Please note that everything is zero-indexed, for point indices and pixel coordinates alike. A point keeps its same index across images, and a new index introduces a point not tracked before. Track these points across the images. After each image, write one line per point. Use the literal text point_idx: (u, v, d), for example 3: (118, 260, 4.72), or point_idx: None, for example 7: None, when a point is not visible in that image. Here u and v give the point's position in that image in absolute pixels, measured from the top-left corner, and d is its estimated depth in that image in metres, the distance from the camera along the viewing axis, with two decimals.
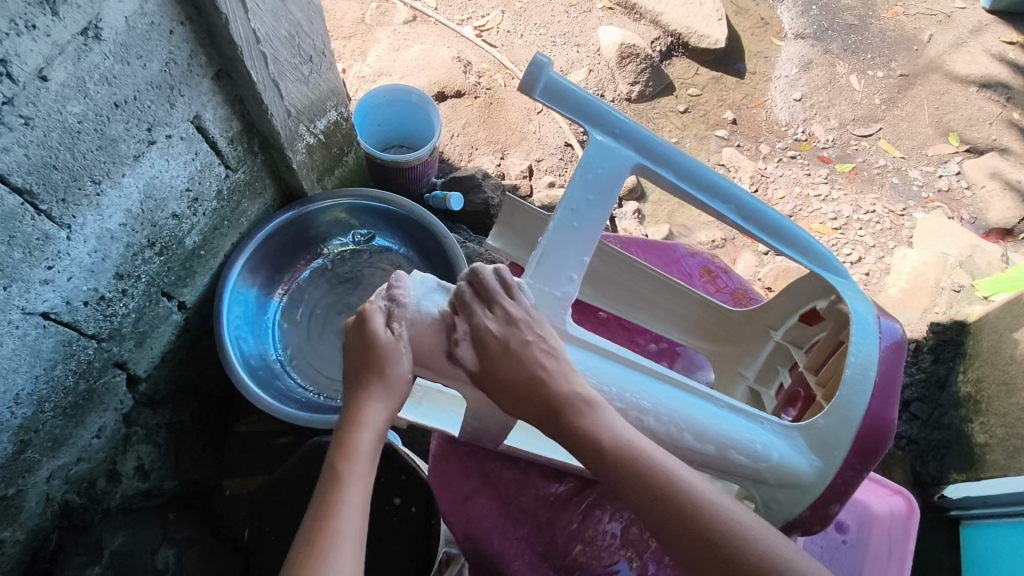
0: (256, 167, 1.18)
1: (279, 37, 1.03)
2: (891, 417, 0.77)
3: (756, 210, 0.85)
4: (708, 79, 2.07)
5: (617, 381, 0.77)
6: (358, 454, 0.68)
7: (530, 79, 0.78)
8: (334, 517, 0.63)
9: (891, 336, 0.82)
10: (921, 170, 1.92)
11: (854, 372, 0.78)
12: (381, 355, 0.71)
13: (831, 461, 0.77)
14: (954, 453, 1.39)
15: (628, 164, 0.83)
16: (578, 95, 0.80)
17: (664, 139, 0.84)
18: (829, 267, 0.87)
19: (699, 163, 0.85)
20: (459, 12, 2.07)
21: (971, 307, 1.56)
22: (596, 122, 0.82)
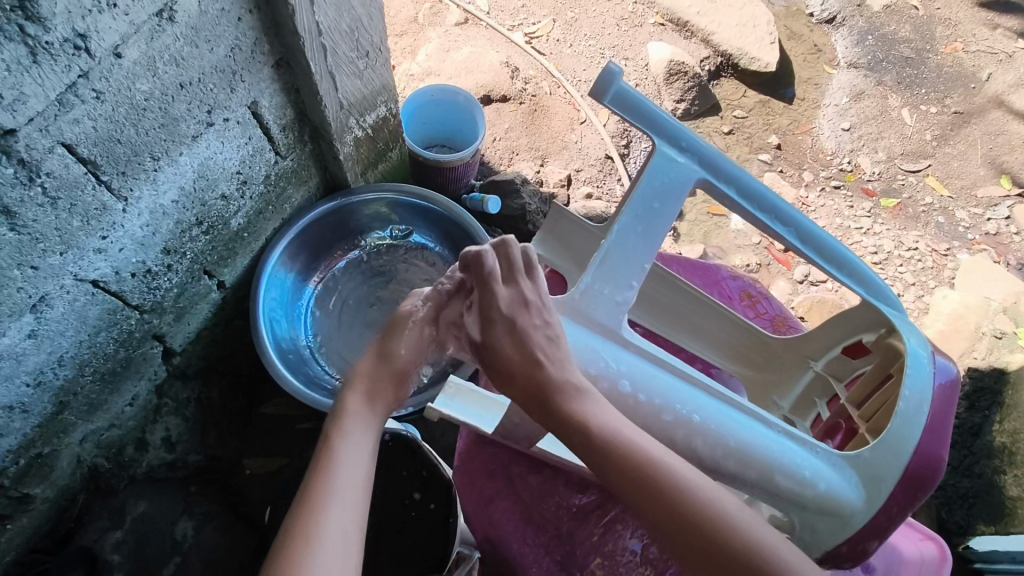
0: (304, 155, 1.20)
1: (339, 30, 1.05)
2: (942, 456, 0.76)
3: (816, 234, 0.84)
4: (755, 102, 2.05)
5: (670, 393, 0.76)
6: (349, 412, 0.74)
7: (602, 85, 0.78)
8: (326, 468, 0.68)
9: (945, 375, 0.80)
10: (968, 212, 1.87)
11: (908, 407, 0.77)
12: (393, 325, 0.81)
13: (877, 493, 0.76)
14: (984, 504, 1.33)
15: (691, 178, 0.83)
16: (648, 105, 0.80)
17: (728, 157, 0.84)
18: (884, 300, 0.86)
19: (762, 184, 0.85)
20: (510, 18, 2.09)
21: (1013, 355, 1.51)
22: (663, 134, 0.83)
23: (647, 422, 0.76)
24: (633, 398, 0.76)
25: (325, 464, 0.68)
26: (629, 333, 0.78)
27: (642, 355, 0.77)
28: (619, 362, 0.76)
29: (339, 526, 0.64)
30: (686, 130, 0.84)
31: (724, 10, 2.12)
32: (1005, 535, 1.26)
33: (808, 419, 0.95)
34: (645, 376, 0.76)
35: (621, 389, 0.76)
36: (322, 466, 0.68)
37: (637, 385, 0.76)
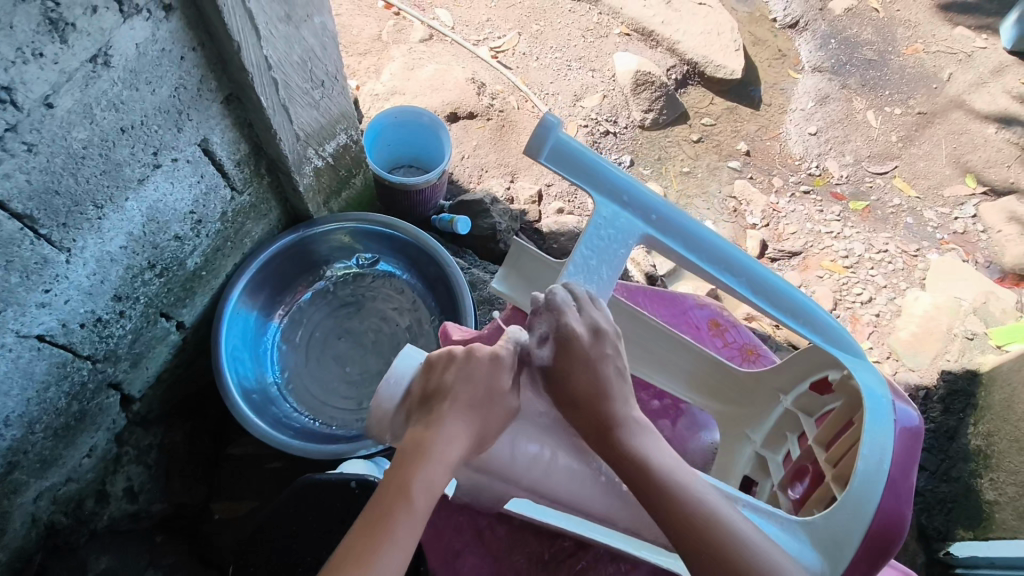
0: (262, 189, 1.17)
1: (290, 63, 1.03)
2: (904, 514, 0.73)
3: (768, 283, 0.82)
4: (723, 109, 2.06)
5: (620, 472, 0.80)
6: (432, 480, 0.63)
7: (538, 141, 0.76)
8: (384, 544, 0.58)
9: (906, 422, 0.77)
10: (936, 211, 1.89)
11: (866, 465, 0.73)
12: (486, 398, 0.70)
13: (839, 558, 0.72)
14: (962, 508, 1.34)
15: (635, 234, 0.82)
16: (586, 158, 0.78)
17: (673, 207, 0.83)
18: (839, 344, 0.83)
19: (715, 235, 0.83)
20: (475, 33, 2.07)
21: (984, 356, 1.53)
22: (603, 188, 0.81)
23: (599, 499, 0.81)
24: (580, 477, 0.81)
25: (378, 528, 0.59)
26: None
27: None
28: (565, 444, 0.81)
29: None
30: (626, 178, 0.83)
31: (688, 19, 2.12)
32: (985, 541, 1.25)
33: (778, 454, 0.94)
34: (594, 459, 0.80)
35: (569, 472, 0.81)
36: (379, 524, 0.59)
37: (591, 467, 0.80)
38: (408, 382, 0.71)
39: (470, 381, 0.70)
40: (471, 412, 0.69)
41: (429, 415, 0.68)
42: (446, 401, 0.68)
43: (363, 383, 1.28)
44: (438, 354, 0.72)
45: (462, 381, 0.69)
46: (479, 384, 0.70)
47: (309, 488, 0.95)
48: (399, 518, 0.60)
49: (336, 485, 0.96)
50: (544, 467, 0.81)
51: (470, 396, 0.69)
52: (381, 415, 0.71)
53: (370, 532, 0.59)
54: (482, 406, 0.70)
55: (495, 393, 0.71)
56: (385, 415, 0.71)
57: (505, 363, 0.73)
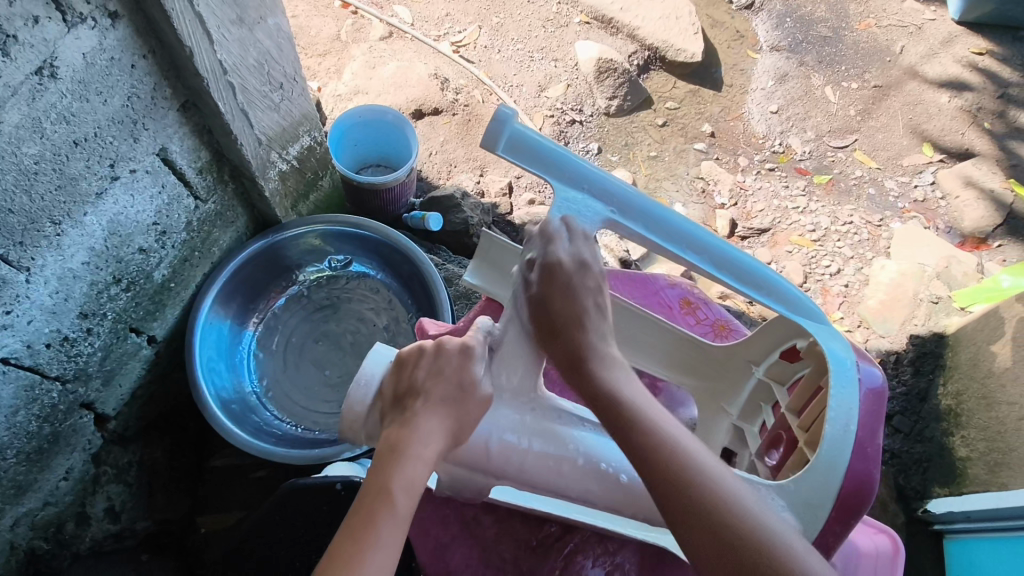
0: (227, 196, 1.15)
1: (246, 65, 1.01)
2: (874, 473, 0.75)
3: (731, 259, 0.84)
4: (685, 92, 2.08)
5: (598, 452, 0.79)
6: (411, 476, 0.63)
7: (493, 134, 0.77)
8: (368, 547, 0.58)
9: (871, 383, 0.79)
10: (896, 181, 1.93)
11: (835, 429, 0.75)
12: (461, 389, 0.70)
13: (814, 520, 0.74)
14: (936, 466, 1.39)
15: (597, 218, 0.82)
16: (543, 146, 0.79)
17: (634, 191, 0.84)
18: (803, 313, 0.84)
19: (679, 217, 0.84)
20: (435, 28, 2.06)
21: (948, 319, 1.57)
22: (563, 176, 0.81)
23: (576, 484, 0.79)
24: (559, 464, 0.78)
25: (361, 529, 0.59)
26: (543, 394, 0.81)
27: (550, 413, 0.80)
28: (540, 429, 0.79)
29: None
30: (590, 167, 0.83)
31: (647, 5, 2.14)
32: (958, 496, 1.30)
33: (755, 425, 0.96)
34: (569, 440, 0.79)
35: (547, 459, 0.78)
36: (362, 525, 0.59)
37: (569, 451, 0.79)
38: (378, 382, 0.73)
39: (440, 376, 0.70)
40: (444, 408, 0.68)
41: (404, 414, 0.68)
42: (418, 399, 0.68)
43: (344, 385, 1.27)
44: (407, 354, 0.72)
45: (433, 378, 0.70)
46: (449, 377, 0.70)
47: (292, 494, 0.94)
48: (383, 518, 0.60)
49: (322, 488, 0.94)
50: (520, 459, 0.78)
51: (442, 391, 0.69)
52: (354, 421, 0.72)
53: (353, 537, 0.58)
54: (454, 400, 0.69)
55: (467, 385, 0.70)
56: (358, 415, 0.72)
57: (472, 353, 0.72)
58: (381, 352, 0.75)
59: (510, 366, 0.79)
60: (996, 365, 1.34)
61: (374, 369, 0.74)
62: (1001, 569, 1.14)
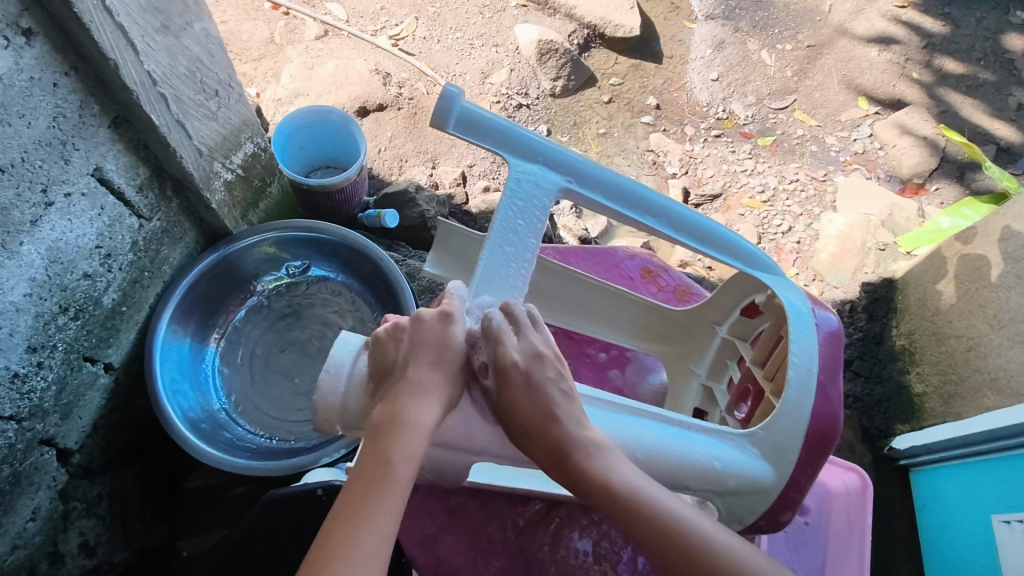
0: (172, 212, 1.12)
1: (177, 75, 0.98)
2: (839, 412, 0.78)
3: (686, 219, 0.85)
4: (627, 67, 2.10)
5: None
6: (405, 452, 0.62)
7: (443, 112, 0.78)
8: (365, 525, 0.58)
9: (827, 327, 0.82)
10: (836, 136, 2.00)
11: (797, 374, 0.78)
12: (445, 355, 0.69)
13: (784, 463, 0.77)
14: (896, 404, 1.46)
15: (554, 188, 0.84)
16: (491, 120, 0.80)
17: (587, 160, 0.85)
18: (759, 266, 0.87)
19: (633, 182, 0.85)
20: (371, 23, 2.03)
21: (897, 264, 1.65)
22: (516, 151, 0.83)
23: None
24: None
25: (358, 507, 0.59)
26: None
27: None
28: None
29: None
30: (542, 141, 0.85)
31: None
32: (920, 430, 1.35)
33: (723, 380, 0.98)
34: None
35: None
36: (359, 505, 0.59)
37: None
38: (350, 372, 0.72)
39: (426, 343, 0.69)
40: (432, 377, 0.68)
41: (398, 386, 0.67)
42: (409, 367, 0.68)
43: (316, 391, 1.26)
44: (393, 326, 0.71)
45: (417, 348, 0.69)
46: (435, 343, 0.69)
47: (273, 505, 0.93)
48: (383, 488, 0.60)
49: (303, 495, 0.94)
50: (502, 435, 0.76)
51: (428, 358, 0.68)
52: (332, 407, 0.72)
53: (352, 510, 0.59)
54: (441, 370, 0.68)
55: (452, 352, 0.70)
56: (336, 407, 0.72)
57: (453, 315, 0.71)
58: (350, 342, 0.74)
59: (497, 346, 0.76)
60: (943, 303, 1.40)
61: (345, 361, 0.73)
62: (965, 494, 1.21)
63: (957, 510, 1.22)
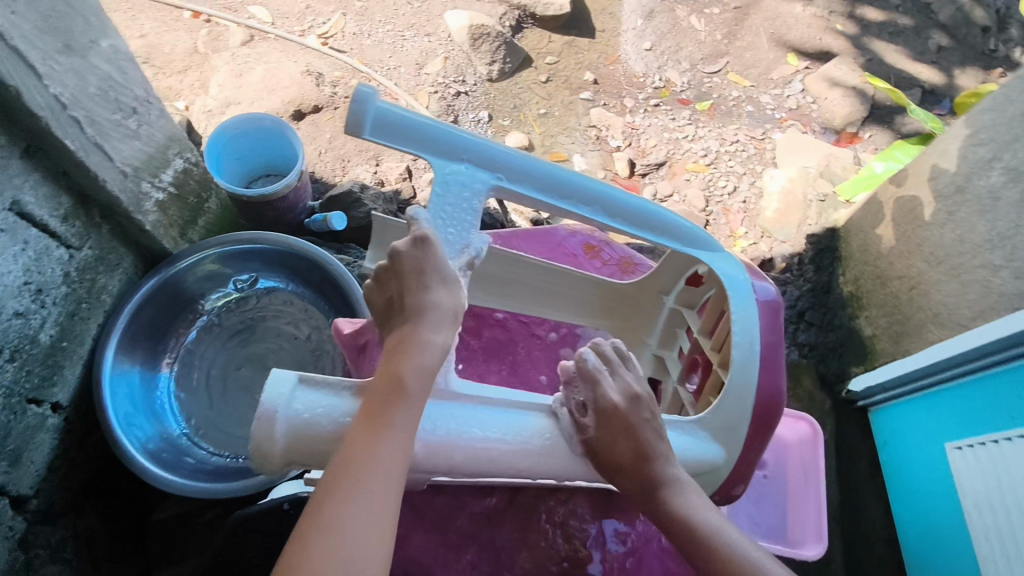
0: (103, 239, 1.08)
1: (89, 95, 0.94)
2: (780, 387, 0.81)
3: (620, 204, 0.86)
4: (562, 45, 2.09)
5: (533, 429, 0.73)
6: (411, 386, 0.65)
7: (356, 116, 0.75)
8: (378, 450, 0.61)
9: (766, 297, 0.86)
10: (770, 94, 2.04)
11: (741, 353, 0.81)
12: (434, 276, 0.72)
13: (733, 441, 0.80)
14: (849, 349, 1.52)
15: (482, 184, 0.81)
16: (410, 121, 0.77)
17: (515, 152, 0.83)
18: (696, 242, 0.89)
19: (564, 171, 0.84)
20: (298, 23, 1.97)
21: (838, 213, 1.72)
22: (439, 149, 0.80)
23: (519, 459, 0.71)
24: (491, 450, 0.70)
25: (373, 429, 0.62)
26: (464, 386, 0.72)
27: (480, 401, 0.72)
28: (484, 414, 0.71)
29: (365, 503, 0.59)
30: (467, 135, 0.82)
31: None
32: (872, 371, 1.41)
33: (674, 350, 1.02)
34: (499, 420, 0.72)
35: (489, 444, 0.70)
36: (374, 427, 0.63)
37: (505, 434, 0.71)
38: (282, 417, 0.65)
39: (422, 271, 0.72)
40: (430, 311, 0.71)
41: (407, 319, 0.71)
42: (408, 297, 0.72)
43: None
44: (387, 263, 0.74)
45: (413, 276, 0.72)
46: (431, 271, 0.72)
47: (240, 526, 0.92)
48: (400, 407, 0.64)
49: (266, 512, 0.92)
50: (450, 454, 0.69)
51: (421, 284, 0.72)
52: (269, 451, 0.65)
53: (370, 426, 0.63)
54: (431, 307, 0.71)
55: (446, 279, 0.73)
56: (273, 451, 0.65)
57: (432, 240, 0.73)
58: (274, 378, 0.66)
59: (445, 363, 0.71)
60: (883, 247, 1.46)
61: (276, 402, 0.65)
62: (920, 425, 1.26)
63: (913, 442, 1.28)
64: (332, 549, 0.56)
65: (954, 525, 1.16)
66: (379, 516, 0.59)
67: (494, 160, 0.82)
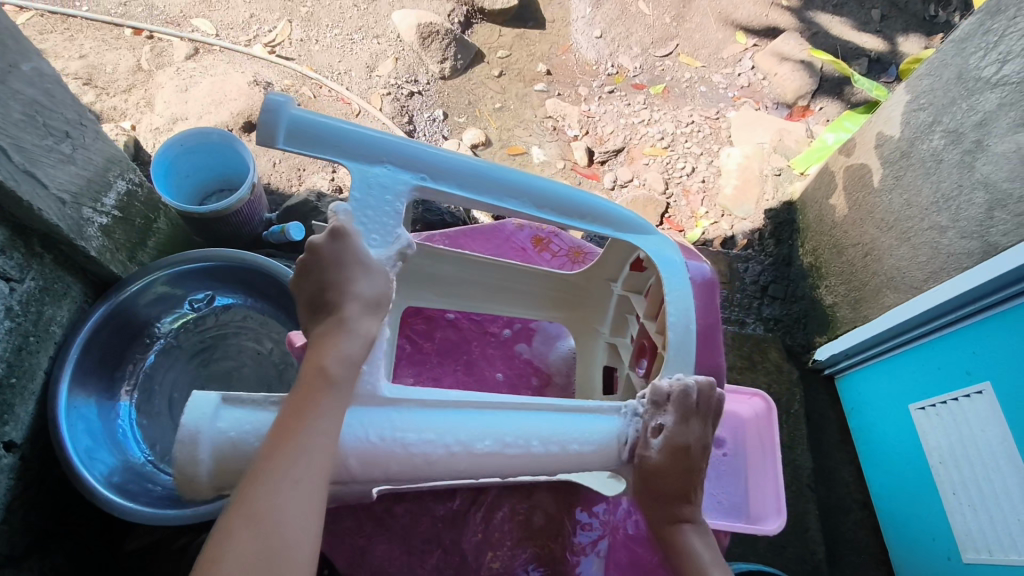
0: (47, 268, 1.04)
1: (13, 122, 0.91)
2: (718, 364, 0.86)
3: (549, 195, 0.86)
4: (512, 38, 2.08)
5: (469, 429, 0.72)
6: (335, 379, 0.67)
7: (269, 124, 0.74)
8: (301, 438, 0.63)
9: (700, 275, 0.90)
10: (722, 74, 2.06)
11: (677, 332, 0.83)
12: (348, 270, 0.73)
13: None
14: (814, 318, 1.54)
15: (405, 187, 0.80)
16: (325, 127, 0.76)
17: (438, 152, 0.82)
18: (629, 229, 0.90)
19: (490, 167, 0.84)
20: (242, 33, 1.94)
21: (793, 185, 1.75)
22: (358, 153, 0.78)
23: (458, 461, 0.71)
24: (429, 454, 0.70)
25: (296, 419, 0.64)
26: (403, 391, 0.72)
27: (418, 405, 0.72)
28: (422, 418, 0.71)
29: (287, 490, 0.60)
30: (387, 137, 0.80)
31: None
32: (835, 340, 1.43)
33: (624, 336, 1.06)
34: (435, 422, 0.71)
35: (425, 446, 0.70)
36: (298, 416, 0.64)
37: (445, 438, 0.71)
38: (204, 438, 0.66)
39: (341, 263, 0.73)
40: (354, 301, 0.72)
41: (330, 314, 0.72)
42: (330, 291, 0.72)
43: None
44: (305, 258, 0.74)
45: (333, 268, 0.73)
46: (352, 262, 0.73)
47: None
48: (323, 397, 0.66)
49: None
50: (386, 465, 0.69)
51: (340, 275, 0.73)
52: (194, 475, 0.66)
53: (294, 419, 0.64)
54: (351, 297, 0.72)
55: (368, 267, 0.74)
56: (197, 474, 0.66)
57: (350, 233, 0.73)
58: (194, 399, 0.67)
59: (371, 364, 0.72)
60: (837, 216, 1.49)
61: (200, 422, 0.67)
62: (883, 389, 1.30)
63: (880, 405, 1.31)
64: (255, 538, 0.57)
65: (920, 483, 1.19)
66: (306, 505, 0.61)
67: (417, 160, 0.81)
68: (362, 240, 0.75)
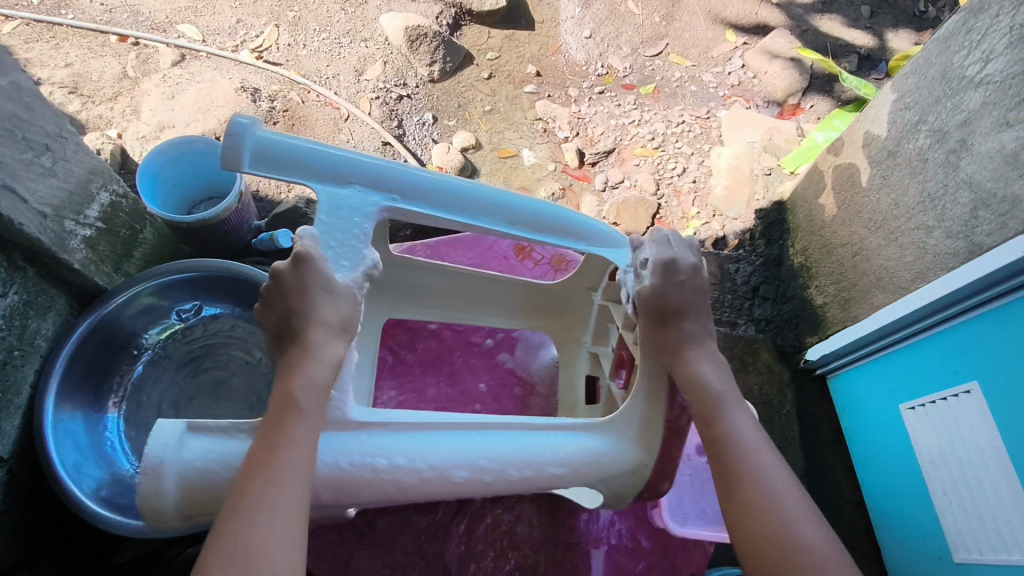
0: (30, 282, 1.03)
1: None
2: None
3: (521, 211, 0.85)
4: (501, 39, 2.08)
5: (439, 451, 0.72)
6: (303, 406, 0.68)
7: (234, 147, 0.74)
8: (273, 469, 0.63)
9: None
10: (712, 73, 2.05)
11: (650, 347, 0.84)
12: (311, 294, 0.75)
13: (649, 437, 0.81)
14: (805, 318, 1.53)
15: (373, 207, 0.80)
16: (291, 149, 0.75)
17: (407, 170, 0.81)
18: (602, 243, 0.89)
19: (461, 184, 0.83)
20: (229, 39, 1.92)
21: (783, 185, 1.75)
22: (325, 174, 0.78)
23: (431, 486, 0.71)
24: (400, 480, 0.70)
25: (268, 450, 0.65)
26: (375, 415, 0.72)
27: (391, 429, 0.72)
28: (393, 441, 0.71)
29: (263, 523, 0.61)
30: (354, 156, 0.80)
31: None
32: (830, 337, 1.41)
33: (605, 345, 1.06)
34: (407, 447, 0.71)
35: (396, 471, 0.70)
36: (270, 446, 0.65)
37: (414, 464, 0.71)
38: (168, 466, 0.66)
39: (304, 289, 0.75)
40: (319, 326, 0.75)
41: (295, 341, 0.75)
42: (293, 319, 0.75)
43: None
44: (271, 283, 0.77)
45: (297, 295, 0.75)
46: (314, 288, 0.75)
47: None
48: (294, 426, 0.67)
49: None
50: (358, 491, 0.69)
51: (303, 301, 0.75)
52: (161, 504, 0.67)
53: (267, 449, 0.65)
54: (311, 322, 0.75)
55: (331, 292, 0.76)
56: (162, 500, 0.66)
57: (311, 257, 0.75)
58: (158, 426, 0.68)
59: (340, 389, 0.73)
60: (826, 216, 1.48)
61: (163, 449, 0.67)
62: (874, 391, 1.29)
63: (872, 409, 1.30)
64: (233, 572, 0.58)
65: (912, 487, 1.19)
66: (285, 538, 0.61)
67: (386, 178, 0.80)
68: (326, 263, 0.77)
